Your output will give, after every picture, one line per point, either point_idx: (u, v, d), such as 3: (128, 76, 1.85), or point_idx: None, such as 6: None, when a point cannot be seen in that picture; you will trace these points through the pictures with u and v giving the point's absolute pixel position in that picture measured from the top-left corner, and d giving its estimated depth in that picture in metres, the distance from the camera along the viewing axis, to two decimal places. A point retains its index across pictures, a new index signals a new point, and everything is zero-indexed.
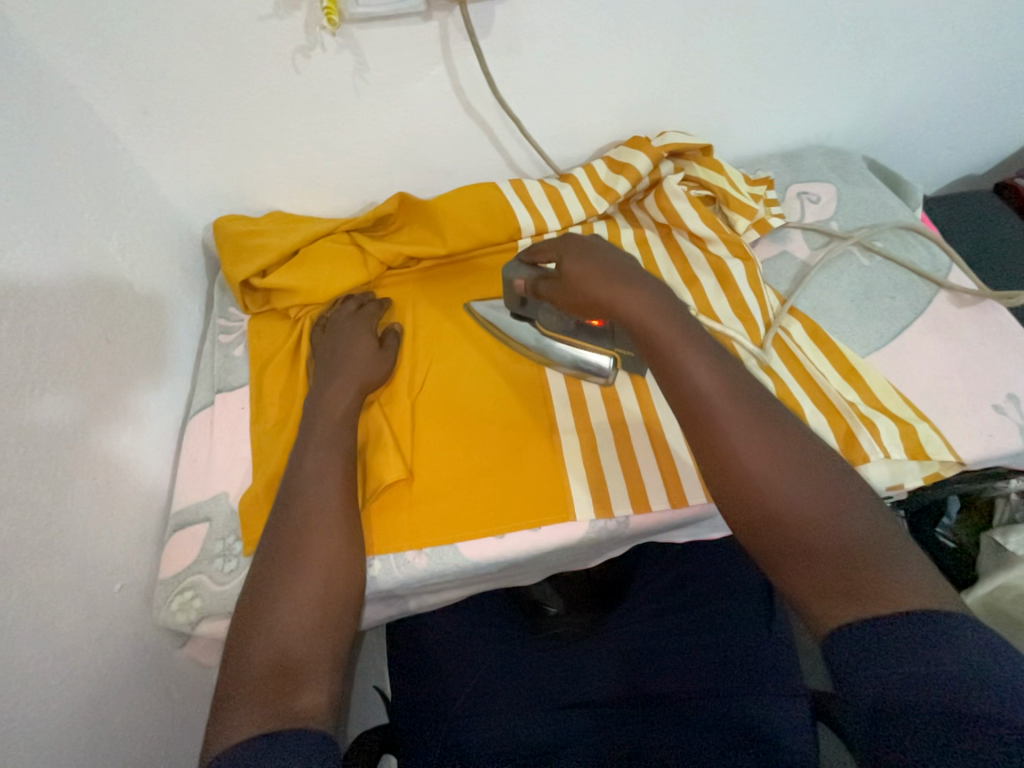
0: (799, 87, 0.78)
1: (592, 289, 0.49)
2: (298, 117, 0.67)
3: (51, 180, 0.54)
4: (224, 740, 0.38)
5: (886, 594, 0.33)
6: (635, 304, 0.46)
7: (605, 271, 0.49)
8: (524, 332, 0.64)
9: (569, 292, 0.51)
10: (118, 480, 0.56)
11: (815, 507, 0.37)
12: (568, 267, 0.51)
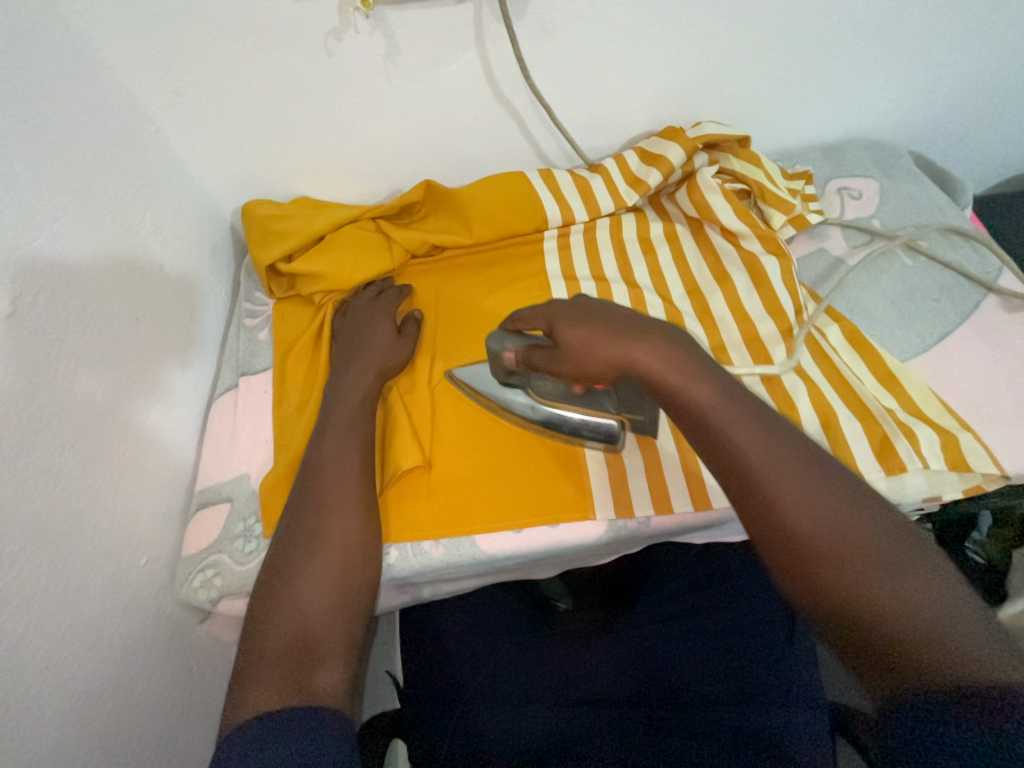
0: (844, 76, 0.74)
1: (598, 352, 0.43)
2: (328, 101, 0.67)
3: (88, 158, 0.55)
4: (245, 712, 0.39)
5: (966, 671, 0.30)
6: (647, 359, 0.41)
7: (603, 324, 0.44)
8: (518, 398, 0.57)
9: (568, 360, 0.46)
10: (145, 456, 0.57)
11: (869, 571, 0.34)
12: (558, 335, 0.46)
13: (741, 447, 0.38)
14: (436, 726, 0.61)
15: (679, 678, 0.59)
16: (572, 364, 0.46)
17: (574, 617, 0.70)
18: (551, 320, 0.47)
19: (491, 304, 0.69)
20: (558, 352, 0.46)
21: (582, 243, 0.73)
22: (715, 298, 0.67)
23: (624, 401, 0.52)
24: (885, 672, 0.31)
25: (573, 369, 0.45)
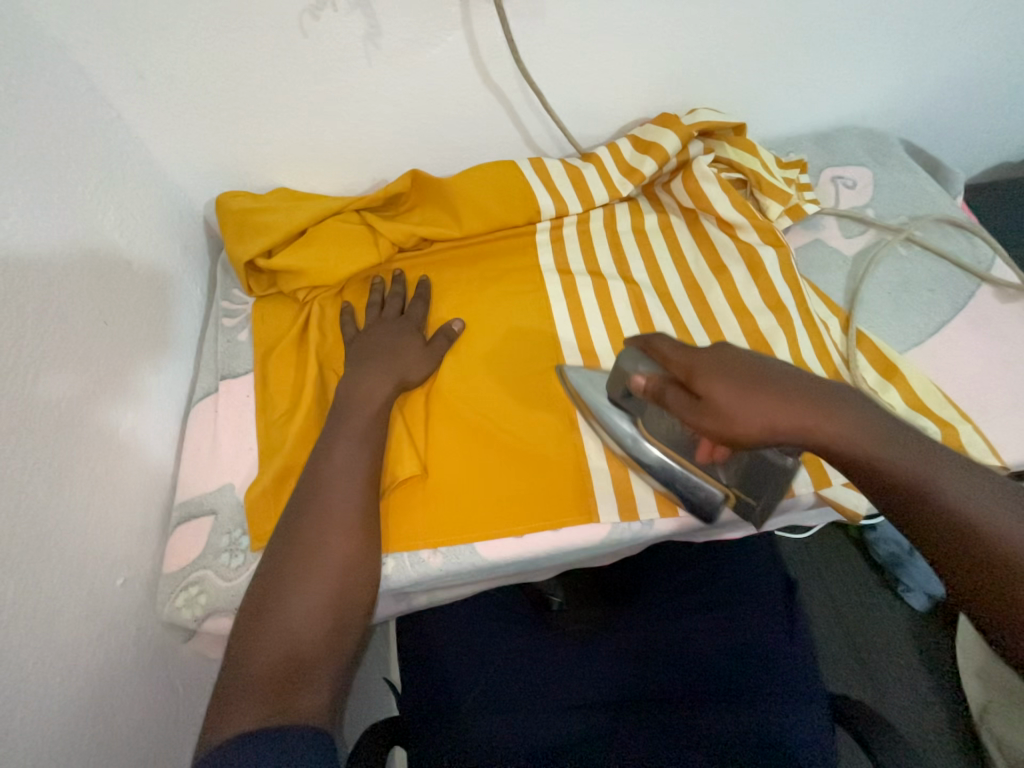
0: (838, 62, 0.73)
1: (758, 416, 0.38)
2: (305, 84, 0.63)
3: (41, 146, 0.50)
4: (225, 732, 0.37)
5: None
6: (793, 418, 0.38)
7: (777, 391, 0.39)
8: (622, 430, 0.52)
9: (721, 421, 0.39)
10: (119, 469, 0.53)
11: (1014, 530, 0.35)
12: (707, 386, 0.39)
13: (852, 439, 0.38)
14: (433, 736, 0.58)
15: (681, 680, 0.58)
16: (725, 426, 0.39)
17: (573, 618, 0.67)
18: (697, 363, 0.41)
19: (484, 300, 0.67)
20: (701, 406, 0.40)
21: (575, 235, 0.71)
22: (713, 291, 0.65)
23: (745, 475, 0.47)
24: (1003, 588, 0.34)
25: (713, 431, 0.40)
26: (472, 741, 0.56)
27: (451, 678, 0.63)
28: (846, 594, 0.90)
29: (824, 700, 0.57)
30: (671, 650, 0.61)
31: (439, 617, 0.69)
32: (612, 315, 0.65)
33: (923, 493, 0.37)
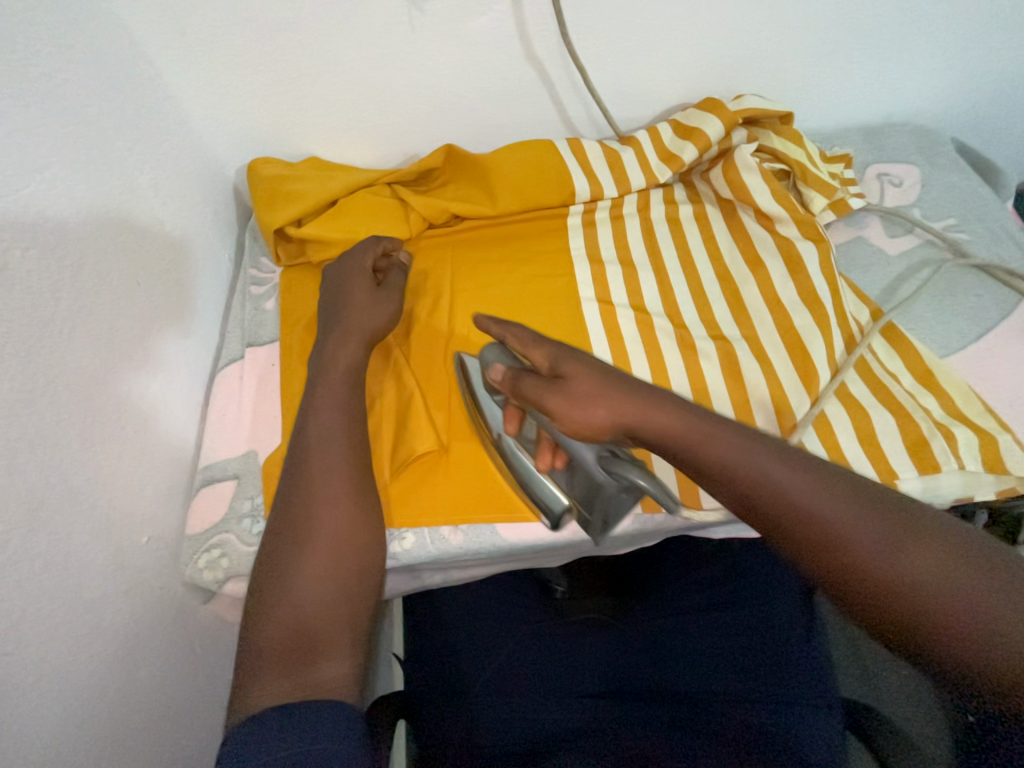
0: (894, 52, 0.70)
1: (607, 403, 0.39)
2: (344, 49, 0.61)
3: (83, 98, 0.50)
4: (251, 706, 0.38)
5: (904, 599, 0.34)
6: (642, 406, 0.40)
7: (624, 378, 0.41)
8: (496, 418, 0.52)
9: (569, 404, 0.40)
10: (147, 430, 0.53)
11: (845, 526, 0.36)
12: (565, 367, 0.41)
13: (815, 501, 0.36)
14: (442, 713, 0.59)
15: (693, 674, 0.58)
16: (576, 408, 0.40)
17: (580, 607, 0.67)
18: (556, 351, 0.43)
19: (512, 280, 0.66)
20: (557, 385, 0.41)
21: (609, 221, 0.70)
22: (748, 285, 0.64)
23: (578, 479, 0.47)
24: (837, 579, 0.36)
25: (569, 416, 0.40)
26: (477, 720, 0.57)
27: (460, 659, 0.63)
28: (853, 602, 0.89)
29: (838, 706, 0.56)
30: (684, 645, 0.60)
31: (449, 594, 0.70)
32: (643, 304, 0.64)
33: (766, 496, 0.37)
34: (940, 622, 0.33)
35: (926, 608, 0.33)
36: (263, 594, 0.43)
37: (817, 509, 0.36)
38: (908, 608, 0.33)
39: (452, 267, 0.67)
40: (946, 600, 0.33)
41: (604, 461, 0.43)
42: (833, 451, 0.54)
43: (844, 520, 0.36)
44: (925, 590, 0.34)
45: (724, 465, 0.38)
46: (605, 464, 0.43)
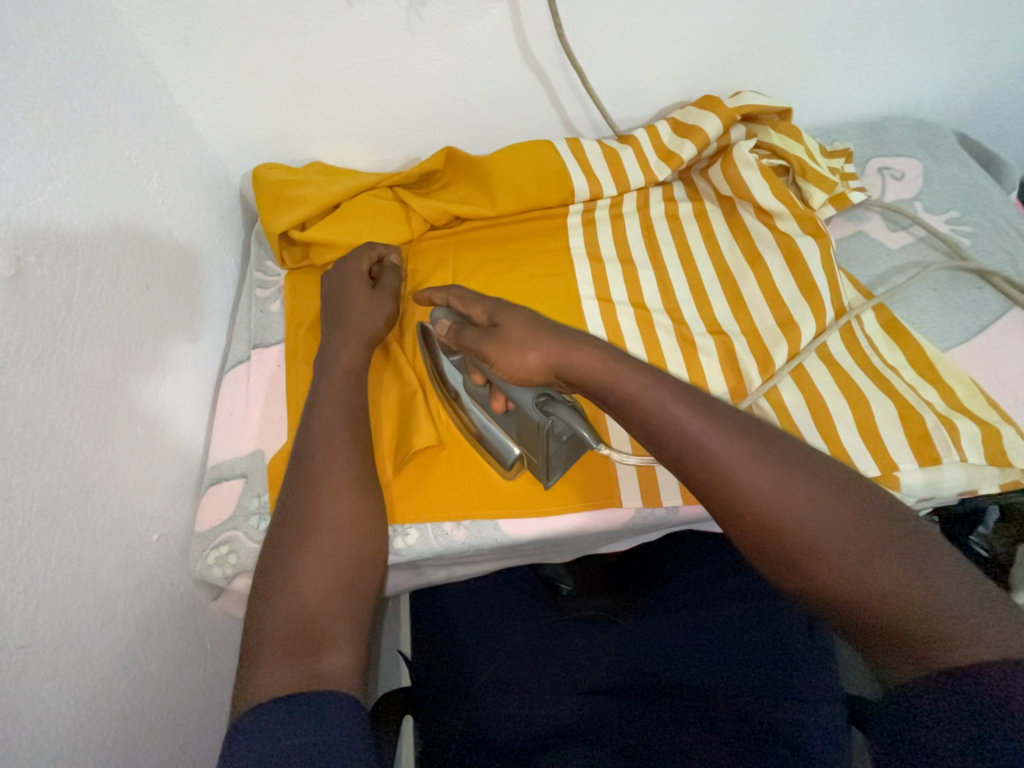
0: (894, 46, 0.70)
1: (538, 347, 0.43)
2: (345, 55, 0.63)
3: (91, 109, 0.51)
4: (254, 697, 0.39)
5: (840, 587, 0.35)
6: (570, 349, 0.43)
7: (554, 326, 0.45)
8: (452, 375, 0.54)
9: (501, 346, 0.44)
10: (157, 431, 0.55)
11: (792, 516, 0.37)
12: (501, 317, 0.46)
13: (764, 489, 0.38)
14: (448, 707, 0.60)
15: (696, 667, 0.58)
16: (506, 350, 0.44)
17: (583, 605, 0.70)
18: (494, 305, 0.48)
19: (512, 279, 0.66)
20: (494, 333, 0.45)
21: (608, 220, 0.70)
22: (748, 281, 0.64)
23: (523, 425, 0.49)
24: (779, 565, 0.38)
25: (503, 358, 0.44)
26: (481, 714, 0.58)
27: (465, 655, 0.64)
28: None
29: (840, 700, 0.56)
30: (686, 639, 0.61)
31: (455, 591, 0.71)
32: (643, 301, 0.64)
33: (718, 483, 0.39)
34: (874, 608, 0.34)
35: (860, 595, 0.35)
36: (268, 586, 0.44)
37: (778, 495, 0.38)
38: (841, 593, 0.35)
39: (453, 267, 0.68)
40: (883, 590, 0.34)
41: (538, 401, 0.46)
42: (833, 443, 0.54)
43: (791, 509, 0.37)
44: (860, 578, 0.35)
45: (681, 451, 0.40)
46: (540, 406, 0.46)
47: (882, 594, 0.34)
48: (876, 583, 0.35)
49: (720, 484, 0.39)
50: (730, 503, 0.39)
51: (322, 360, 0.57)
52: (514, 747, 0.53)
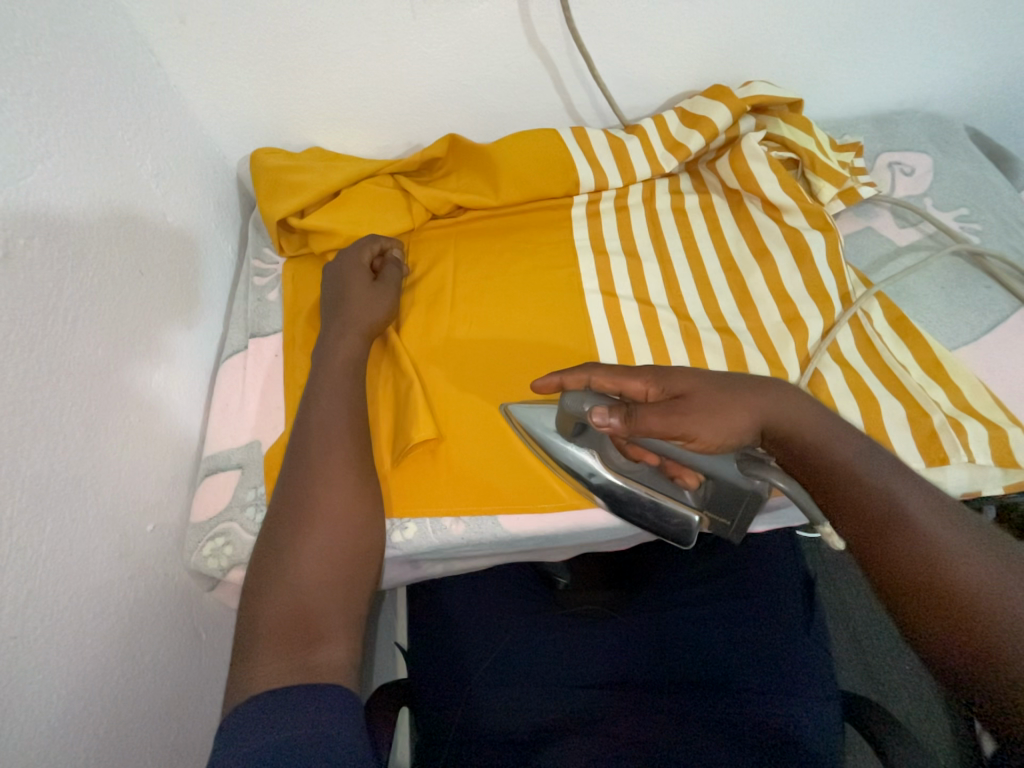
0: (907, 37, 0.68)
1: (740, 403, 0.40)
2: (345, 36, 0.61)
3: (83, 87, 0.50)
4: (250, 689, 0.38)
5: (951, 595, 0.33)
6: (768, 397, 0.41)
7: (729, 379, 0.42)
8: (581, 460, 0.42)
9: (711, 418, 0.39)
10: (152, 420, 0.54)
11: (905, 516, 0.35)
12: (680, 388, 0.41)
13: (877, 484, 0.37)
14: (444, 699, 0.60)
15: (694, 663, 0.58)
16: (716, 421, 0.39)
17: (578, 599, 0.67)
18: (658, 377, 0.42)
19: (515, 271, 0.65)
20: (684, 403, 0.40)
21: (613, 212, 0.69)
22: (754, 277, 0.63)
23: (715, 497, 0.40)
24: (880, 561, 0.35)
25: (706, 428, 0.39)
26: (478, 705, 0.58)
27: (462, 649, 0.64)
28: (858, 595, 0.83)
29: (836, 697, 0.56)
30: (685, 636, 0.60)
31: (451, 585, 0.70)
32: (647, 296, 0.63)
33: (832, 466, 0.38)
34: (988, 629, 0.31)
35: (971, 608, 0.32)
36: (262, 577, 0.43)
37: (885, 484, 0.37)
38: (951, 604, 0.32)
39: (453, 257, 0.67)
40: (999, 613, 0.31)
41: (743, 467, 0.38)
42: None
43: (907, 507, 0.36)
44: (975, 591, 0.32)
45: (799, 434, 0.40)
46: (746, 472, 0.37)
47: (971, 590, 0.32)
48: (969, 586, 0.33)
49: (833, 469, 0.38)
50: (842, 489, 0.37)
51: (319, 352, 0.56)
52: (508, 740, 0.54)
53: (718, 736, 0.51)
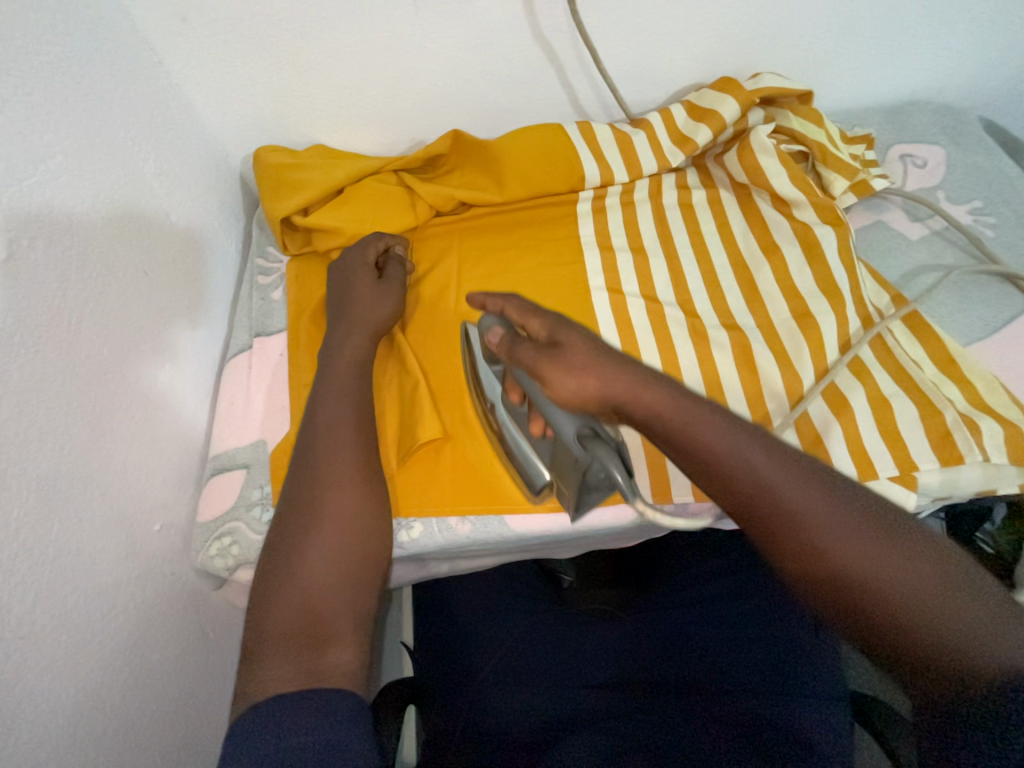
0: (921, 25, 0.67)
1: (604, 378, 0.39)
2: (348, 31, 0.60)
3: (87, 87, 0.50)
4: (258, 695, 0.38)
5: (845, 578, 0.35)
6: (630, 379, 0.39)
7: (608, 350, 0.40)
8: (489, 387, 0.48)
9: (570, 373, 0.39)
10: (157, 420, 0.54)
11: (798, 506, 0.37)
12: (562, 337, 0.40)
13: (769, 481, 0.37)
14: (448, 700, 0.60)
15: (700, 665, 0.57)
16: (575, 379, 0.38)
17: (587, 598, 0.68)
18: (553, 321, 0.42)
19: (521, 268, 0.65)
20: (556, 351, 0.39)
21: (618, 207, 0.68)
22: (763, 274, 0.62)
23: (558, 462, 0.42)
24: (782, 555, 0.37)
25: (566, 382, 0.39)
26: (483, 706, 0.57)
27: (465, 650, 0.64)
28: None
29: (844, 699, 0.55)
30: (692, 635, 0.59)
31: (457, 585, 0.70)
32: (654, 293, 0.63)
33: (727, 472, 0.38)
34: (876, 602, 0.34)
35: (860, 586, 0.35)
36: (270, 581, 0.43)
37: (776, 480, 0.37)
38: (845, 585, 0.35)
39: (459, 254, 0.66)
40: (884, 584, 0.34)
41: (581, 437, 0.38)
42: (853, 440, 0.53)
43: (797, 498, 0.37)
44: (860, 568, 0.35)
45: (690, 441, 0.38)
46: (581, 442, 0.38)
47: (858, 566, 0.35)
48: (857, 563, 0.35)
49: (728, 474, 0.38)
50: (738, 493, 0.38)
51: (323, 352, 0.56)
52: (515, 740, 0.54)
53: (731, 733, 0.50)
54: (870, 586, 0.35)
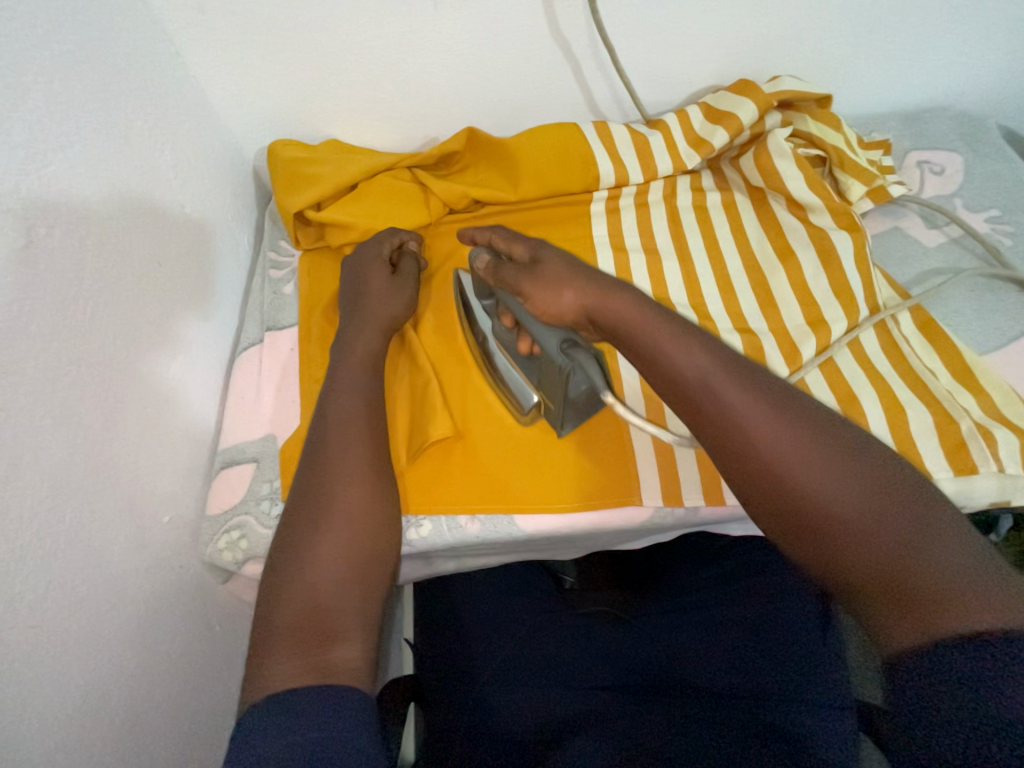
0: (942, 31, 0.66)
1: (580, 298, 0.43)
2: (365, 27, 0.60)
3: (105, 78, 0.49)
4: (264, 690, 0.38)
5: (827, 534, 0.34)
6: (603, 293, 0.43)
7: (586, 272, 0.44)
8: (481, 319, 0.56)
9: (545, 287, 0.44)
10: (168, 411, 0.54)
11: (782, 460, 0.36)
12: (542, 256, 0.46)
13: (751, 431, 0.37)
14: (452, 700, 0.60)
15: (707, 669, 0.56)
16: (548, 292, 0.44)
17: (592, 600, 0.68)
18: (533, 245, 0.48)
19: None
20: (534, 270, 0.46)
21: (632, 208, 0.68)
22: (777, 278, 0.61)
23: (545, 376, 0.49)
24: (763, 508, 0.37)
25: (543, 296, 0.44)
26: (487, 706, 0.57)
27: (471, 649, 0.64)
28: None
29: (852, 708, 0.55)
30: (698, 638, 0.59)
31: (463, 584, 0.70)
32: (667, 295, 0.62)
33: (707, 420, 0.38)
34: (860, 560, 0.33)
35: (841, 543, 0.34)
36: (279, 576, 0.43)
37: (759, 431, 0.37)
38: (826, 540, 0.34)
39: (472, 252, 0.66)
40: (870, 542, 0.33)
41: (563, 345, 0.45)
42: None
43: (781, 451, 0.36)
44: (845, 524, 0.34)
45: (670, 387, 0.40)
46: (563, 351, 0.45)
47: (841, 524, 0.34)
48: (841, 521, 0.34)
49: (708, 422, 0.38)
50: (719, 443, 0.38)
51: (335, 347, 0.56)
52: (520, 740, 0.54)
53: (737, 734, 0.50)
54: (856, 543, 0.34)
